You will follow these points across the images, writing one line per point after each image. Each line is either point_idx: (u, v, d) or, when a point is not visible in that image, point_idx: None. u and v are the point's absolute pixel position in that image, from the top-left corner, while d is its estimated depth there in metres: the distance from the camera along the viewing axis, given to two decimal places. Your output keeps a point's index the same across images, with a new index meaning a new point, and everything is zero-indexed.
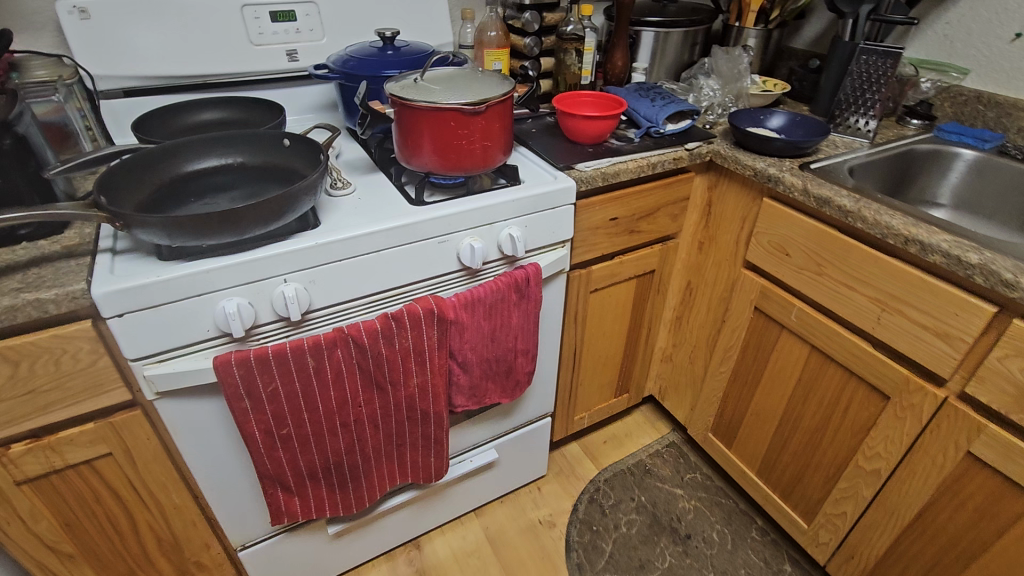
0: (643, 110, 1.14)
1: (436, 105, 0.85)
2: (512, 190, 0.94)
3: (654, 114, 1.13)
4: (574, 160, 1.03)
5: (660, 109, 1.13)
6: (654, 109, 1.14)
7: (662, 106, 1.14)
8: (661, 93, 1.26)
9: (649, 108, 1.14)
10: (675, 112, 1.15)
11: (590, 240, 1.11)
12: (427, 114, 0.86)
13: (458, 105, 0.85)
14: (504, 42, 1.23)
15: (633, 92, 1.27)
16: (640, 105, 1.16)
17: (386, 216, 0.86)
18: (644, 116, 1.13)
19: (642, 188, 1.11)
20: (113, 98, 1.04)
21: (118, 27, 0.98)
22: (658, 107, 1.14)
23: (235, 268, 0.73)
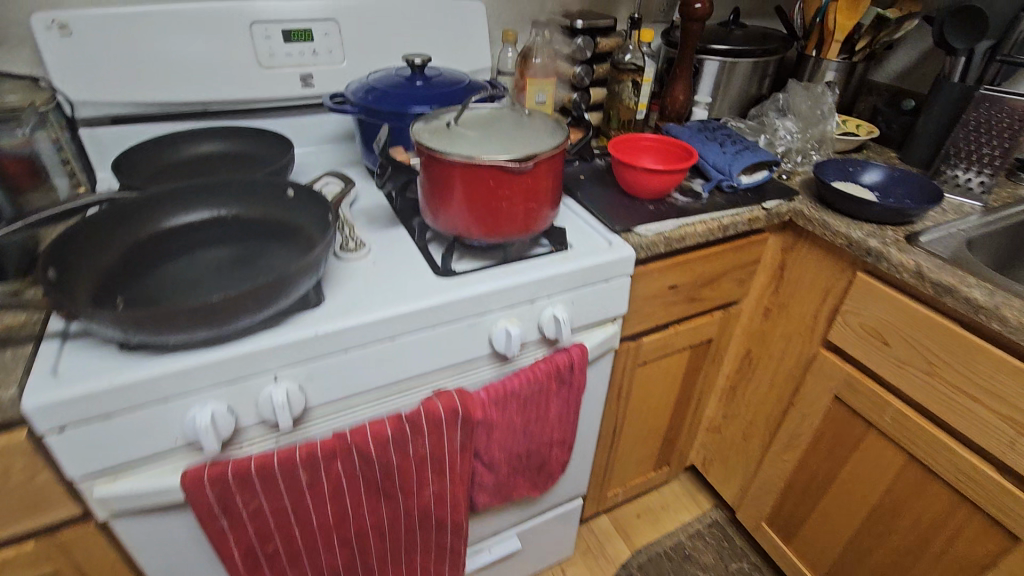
0: (713, 158, 0.96)
1: (473, 160, 0.68)
2: (559, 261, 0.77)
3: (727, 163, 0.94)
4: (632, 220, 0.86)
5: (734, 157, 0.95)
6: (727, 157, 0.95)
7: (737, 154, 0.96)
8: (731, 134, 1.08)
9: (721, 156, 0.96)
10: (753, 161, 0.96)
11: (644, 311, 0.94)
12: (461, 170, 0.70)
13: (501, 161, 0.68)
14: (550, 71, 1.06)
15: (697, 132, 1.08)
16: (710, 151, 0.98)
17: (405, 293, 0.70)
18: (714, 165, 0.95)
19: (708, 253, 0.94)
20: (99, 126, 0.90)
21: (106, 47, 0.84)
22: (732, 155, 0.96)
23: (213, 368, 0.58)
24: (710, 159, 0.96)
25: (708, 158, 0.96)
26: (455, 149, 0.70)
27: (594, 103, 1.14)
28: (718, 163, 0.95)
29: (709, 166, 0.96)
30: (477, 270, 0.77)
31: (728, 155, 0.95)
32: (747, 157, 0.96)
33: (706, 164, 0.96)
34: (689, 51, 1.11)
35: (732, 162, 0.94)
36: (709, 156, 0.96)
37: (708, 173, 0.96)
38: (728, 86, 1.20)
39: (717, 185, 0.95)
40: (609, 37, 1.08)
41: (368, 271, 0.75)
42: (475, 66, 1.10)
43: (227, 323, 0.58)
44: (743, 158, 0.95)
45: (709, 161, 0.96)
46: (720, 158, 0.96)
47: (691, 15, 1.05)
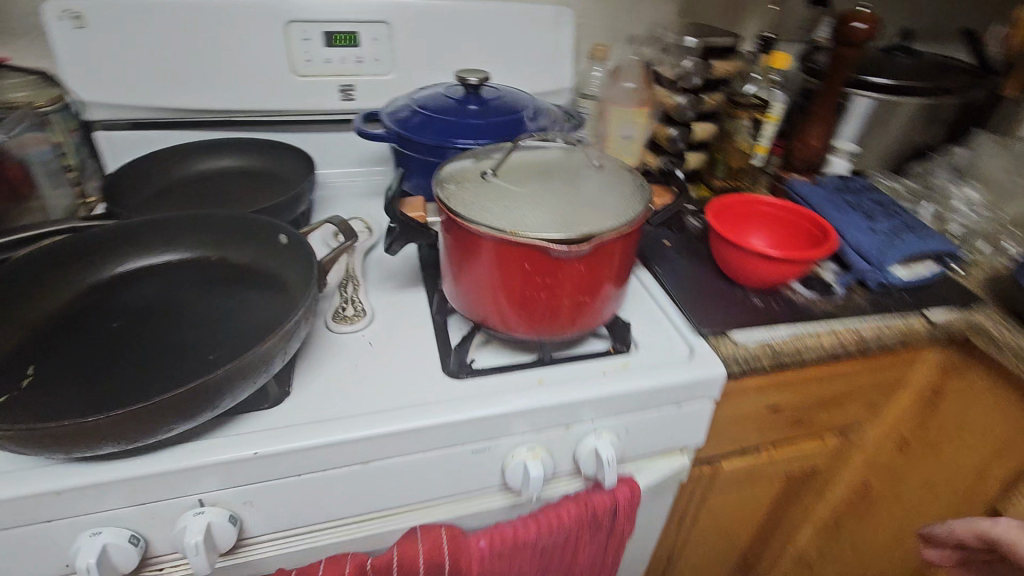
0: (856, 241, 0.70)
1: (506, 236, 0.49)
2: (613, 378, 0.56)
3: (879, 251, 0.68)
4: (729, 319, 0.62)
5: (888, 244, 0.68)
6: (878, 241, 0.69)
7: (892, 239, 0.69)
8: (884, 200, 0.79)
9: (868, 239, 0.69)
10: (916, 251, 0.69)
11: (729, 435, 0.69)
12: (490, 246, 0.50)
13: (544, 242, 0.48)
14: (643, 99, 0.83)
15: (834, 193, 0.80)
16: (851, 230, 0.71)
17: (393, 403, 0.52)
18: (858, 250, 0.69)
19: (832, 370, 0.67)
20: (116, 130, 0.80)
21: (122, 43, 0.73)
22: (885, 240, 0.69)
23: (115, 488, 0.44)
24: (851, 241, 0.70)
25: (849, 239, 0.71)
26: (486, 216, 0.50)
27: (696, 142, 0.88)
28: (863, 249, 0.69)
29: (848, 251, 0.70)
30: (500, 373, 0.57)
31: (880, 240, 0.69)
32: (908, 244, 0.69)
33: (844, 248, 0.70)
34: (837, 85, 0.83)
35: (885, 249, 0.68)
36: (850, 237, 0.71)
37: (845, 262, 0.70)
38: (883, 131, 0.91)
39: (858, 278, 0.68)
40: (733, 58, 0.82)
41: (359, 354, 0.57)
42: (550, 86, 0.91)
43: (147, 438, 0.45)
44: (901, 246, 0.68)
45: (850, 244, 0.70)
46: (867, 241, 0.69)
47: (848, 38, 0.78)
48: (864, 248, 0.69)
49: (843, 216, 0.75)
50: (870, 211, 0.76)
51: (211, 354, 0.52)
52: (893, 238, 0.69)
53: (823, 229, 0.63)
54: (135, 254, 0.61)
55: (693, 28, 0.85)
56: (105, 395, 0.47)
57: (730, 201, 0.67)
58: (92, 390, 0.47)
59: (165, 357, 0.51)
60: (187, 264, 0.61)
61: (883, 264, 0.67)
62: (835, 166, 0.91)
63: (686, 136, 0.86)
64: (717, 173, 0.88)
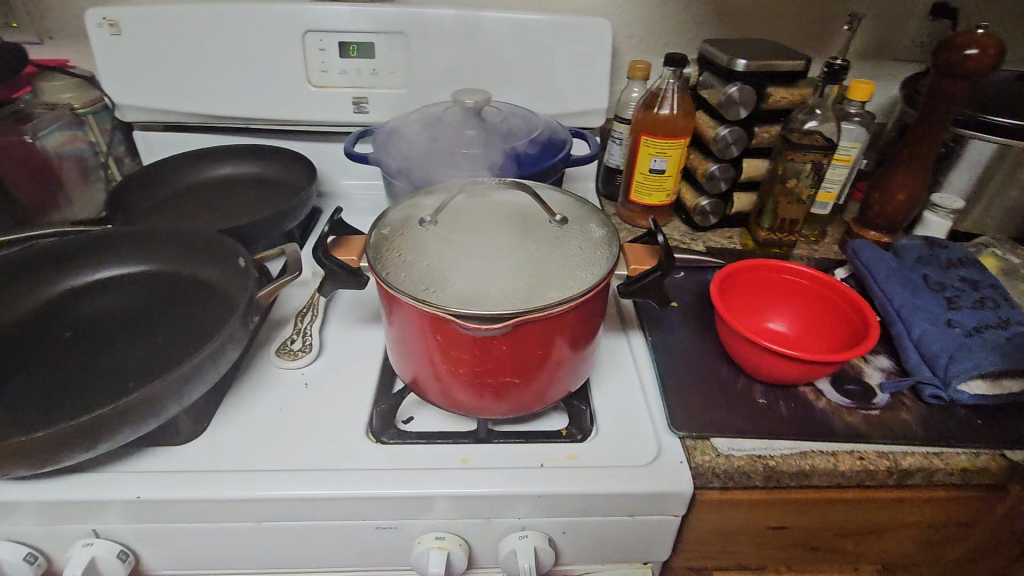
0: (921, 338, 0.55)
1: (415, 302, 0.42)
2: (548, 473, 0.47)
3: (948, 355, 0.52)
4: (718, 417, 0.50)
5: (965, 347, 0.52)
6: (952, 341, 0.53)
7: (973, 341, 0.53)
8: (980, 279, 0.61)
9: (937, 338, 0.54)
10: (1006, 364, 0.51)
11: (716, 551, 0.57)
12: (404, 309, 0.44)
13: (455, 316, 0.41)
14: (681, 130, 0.71)
15: (911, 264, 0.64)
16: (918, 322, 0.56)
17: (300, 461, 0.48)
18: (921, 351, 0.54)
19: (860, 499, 0.52)
20: (152, 130, 0.84)
21: (153, 50, 0.75)
22: (963, 340, 0.53)
23: (19, 508, 0.45)
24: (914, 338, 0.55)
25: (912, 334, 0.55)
26: (403, 273, 0.44)
27: (744, 181, 0.75)
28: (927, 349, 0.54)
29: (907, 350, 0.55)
30: (426, 442, 0.50)
31: (954, 340, 0.53)
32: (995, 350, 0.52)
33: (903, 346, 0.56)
34: (936, 124, 0.66)
35: (958, 355, 0.52)
36: (914, 332, 0.56)
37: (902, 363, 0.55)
38: (1006, 186, 0.70)
39: (912, 386, 0.52)
40: (797, 86, 0.68)
41: (291, 395, 0.54)
42: (581, 106, 0.81)
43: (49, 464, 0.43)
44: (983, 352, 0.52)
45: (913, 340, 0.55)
46: (936, 341, 0.54)
47: (953, 68, 0.60)
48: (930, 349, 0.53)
49: (914, 299, 0.59)
50: (953, 295, 0.59)
51: (133, 379, 0.51)
52: (974, 339, 0.53)
53: (863, 320, 0.49)
54: (112, 262, 0.62)
55: (754, 47, 0.71)
56: (23, 413, 0.47)
57: (748, 269, 0.55)
58: (13, 405, 0.48)
59: (92, 377, 0.51)
60: (156, 277, 0.62)
61: (948, 375, 0.51)
62: (930, 225, 0.72)
63: (730, 174, 0.73)
64: (763, 222, 0.73)
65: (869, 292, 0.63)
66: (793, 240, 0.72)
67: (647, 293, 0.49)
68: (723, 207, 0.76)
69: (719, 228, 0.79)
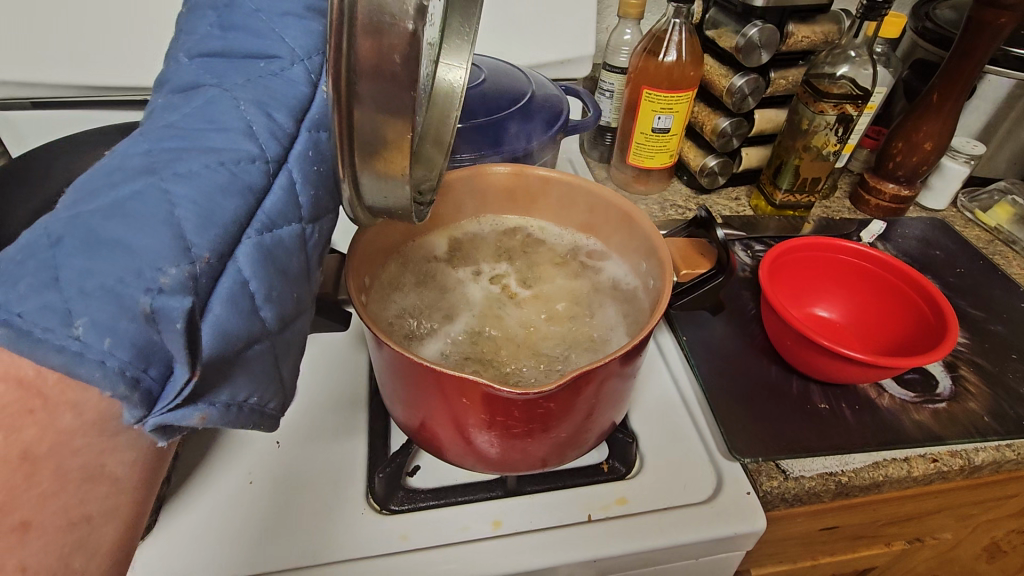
0: (232, 267, 0.24)
1: (344, 137, 0.23)
2: (596, 533, 0.39)
3: (29, 316, 0.19)
4: (779, 435, 0.44)
5: (85, 328, 0.20)
6: (307, 44, 0.29)
7: (8, 282, 0.19)
8: (217, 69, 0.27)
9: (144, 168, 0.23)
10: (228, 70, 0.27)
11: (769, 558, 0.52)
12: (397, 187, 0.25)
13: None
14: (690, 79, 0.60)
15: (165, 146, 0.24)
16: (63, 328, 0.19)
17: (280, 544, 0.37)
18: (270, 76, 0.27)
19: (921, 492, 0.48)
20: (16, 110, 0.64)
21: (8, 0, 0.57)
22: (116, 320, 0.20)
23: None
24: (235, 237, 0.24)
25: (214, 286, 0.23)
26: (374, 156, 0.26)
27: (756, 136, 0.66)
28: (182, 187, 0.23)
29: (253, 123, 0.26)
30: (445, 504, 0.40)
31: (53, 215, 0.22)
32: (127, 146, 0.24)
33: (316, 86, 0.29)
34: (968, 71, 0.58)
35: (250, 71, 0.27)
36: (25, 286, 0.19)
37: (175, 102, 0.26)
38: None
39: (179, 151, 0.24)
40: (819, 21, 0.59)
41: (255, 462, 0.42)
42: (562, 54, 0.69)
43: None
44: (97, 169, 0.23)
45: (155, 365, 0.21)
46: (155, 137, 0.25)
47: None
48: (179, 121, 0.25)
49: (202, 82, 0.26)
50: (153, 135, 0.25)
51: None
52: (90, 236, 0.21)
53: (933, 301, 0.44)
54: None
55: None
56: None
57: (794, 249, 0.49)
58: None
59: None
60: None
61: (101, 244, 0.21)
62: (949, 173, 0.67)
63: (742, 130, 0.63)
64: (781, 183, 0.64)
65: (212, 40, 0.28)
66: (813, 200, 0.65)
67: (687, 292, 0.47)
68: (732, 165, 0.67)
69: (725, 187, 0.71)
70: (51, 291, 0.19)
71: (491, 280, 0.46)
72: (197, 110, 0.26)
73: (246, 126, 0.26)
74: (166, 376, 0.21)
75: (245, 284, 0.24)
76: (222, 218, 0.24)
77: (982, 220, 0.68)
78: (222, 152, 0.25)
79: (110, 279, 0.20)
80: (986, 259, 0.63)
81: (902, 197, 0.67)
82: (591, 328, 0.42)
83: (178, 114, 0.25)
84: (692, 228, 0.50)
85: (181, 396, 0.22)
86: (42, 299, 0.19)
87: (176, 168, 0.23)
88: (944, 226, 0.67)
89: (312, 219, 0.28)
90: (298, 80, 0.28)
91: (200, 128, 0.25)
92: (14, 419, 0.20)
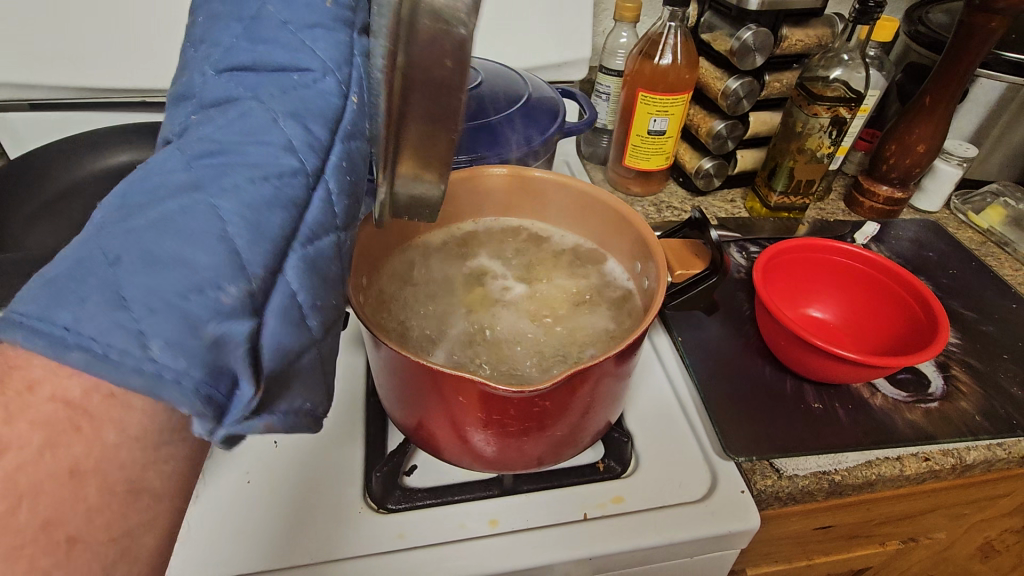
0: (281, 279, 0.23)
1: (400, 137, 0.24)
2: (593, 531, 0.39)
3: (97, 340, 0.19)
4: (774, 434, 0.44)
5: (160, 348, 0.19)
6: (338, 52, 0.25)
7: (76, 302, 0.19)
8: (248, 79, 0.24)
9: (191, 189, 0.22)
10: (265, 80, 0.24)
11: (764, 557, 0.52)
12: (431, 189, 0.26)
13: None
14: (685, 82, 0.61)
15: (206, 163, 0.23)
16: (139, 350, 0.19)
17: (278, 543, 0.38)
18: (306, 88, 0.24)
19: (914, 491, 0.49)
20: (15, 112, 0.65)
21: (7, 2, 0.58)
22: (188, 340, 0.20)
23: None
24: (282, 251, 0.23)
25: (268, 301, 0.22)
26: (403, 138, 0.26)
27: (751, 138, 0.67)
28: (229, 202, 0.22)
29: (294, 137, 0.24)
30: (442, 503, 0.41)
31: (98, 237, 0.20)
32: (165, 162, 0.23)
33: (347, 95, 0.25)
34: (959, 75, 0.59)
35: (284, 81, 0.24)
36: (91, 310, 0.19)
37: (210, 116, 0.24)
38: (1014, 126, 0.66)
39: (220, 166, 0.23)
40: (813, 25, 0.59)
41: (255, 461, 0.42)
42: (559, 58, 0.69)
43: None
44: (140, 187, 0.22)
45: (225, 380, 0.21)
46: (192, 153, 0.23)
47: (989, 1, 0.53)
48: (216, 137, 0.23)
49: (235, 92, 0.24)
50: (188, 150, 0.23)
51: None
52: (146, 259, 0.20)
53: (924, 302, 0.45)
54: None
55: None
56: None
57: (789, 248, 0.50)
58: None
59: None
60: None
61: (156, 267, 0.20)
62: (941, 175, 0.68)
63: (736, 132, 0.64)
64: (775, 185, 0.65)
65: (238, 47, 0.24)
66: (808, 202, 0.66)
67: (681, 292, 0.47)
68: (727, 167, 0.68)
69: (720, 189, 0.72)
70: (120, 312, 0.19)
71: (488, 280, 0.46)
72: (232, 122, 0.23)
73: (287, 142, 0.24)
74: (232, 392, 0.21)
75: (294, 297, 0.23)
76: (270, 232, 0.22)
77: (974, 222, 0.69)
78: (266, 166, 0.23)
79: (174, 301, 0.20)
80: (979, 261, 0.63)
81: (895, 199, 0.68)
82: (585, 326, 0.42)
83: (208, 127, 0.24)
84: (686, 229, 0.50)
85: (249, 411, 0.21)
86: (108, 324, 0.19)
87: (221, 184, 0.22)
88: (937, 228, 0.68)
89: (350, 225, 0.26)
90: (331, 92, 0.25)
91: (238, 143, 0.23)
92: (65, 440, 0.20)
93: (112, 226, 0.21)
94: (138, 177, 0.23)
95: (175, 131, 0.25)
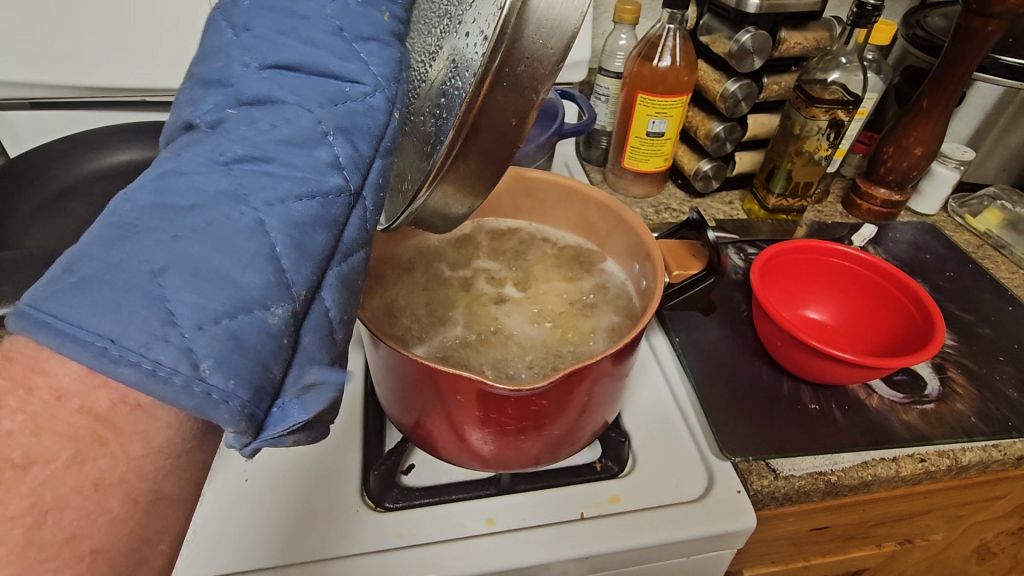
0: (318, 298, 0.24)
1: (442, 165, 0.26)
2: (589, 531, 0.39)
3: (141, 352, 0.19)
4: (770, 435, 0.44)
5: (211, 369, 0.20)
6: (388, 69, 0.27)
7: (120, 314, 0.19)
8: (289, 80, 0.25)
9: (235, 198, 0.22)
10: (309, 87, 0.25)
11: (760, 558, 0.52)
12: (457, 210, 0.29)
13: (503, 41, 0.23)
14: (684, 83, 0.61)
15: (247, 169, 0.23)
16: (188, 369, 0.19)
17: (275, 542, 0.38)
18: (354, 104, 0.26)
19: (909, 492, 0.49)
20: (17, 110, 0.65)
21: None
22: (235, 362, 0.20)
23: None
24: (322, 268, 0.24)
25: (306, 320, 0.24)
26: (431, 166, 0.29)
27: (749, 140, 0.67)
28: (275, 218, 0.23)
29: (340, 154, 0.25)
30: (439, 502, 0.41)
31: (139, 240, 0.20)
32: (203, 160, 0.23)
33: (391, 112, 0.27)
34: (958, 78, 0.59)
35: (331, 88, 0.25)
36: (138, 323, 0.19)
37: (248, 115, 0.24)
38: (1011, 129, 0.67)
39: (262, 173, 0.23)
40: (811, 28, 0.59)
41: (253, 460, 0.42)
42: None
43: None
44: (176, 187, 0.22)
45: (267, 399, 0.21)
46: (231, 155, 0.23)
47: (986, 5, 0.53)
48: (256, 141, 0.24)
49: (275, 95, 0.24)
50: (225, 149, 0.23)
51: None
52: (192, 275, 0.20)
53: (920, 303, 0.45)
54: None
55: None
56: None
57: (786, 251, 0.50)
58: None
59: None
60: None
61: (202, 281, 0.20)
62: (939, 178, 0.68)
63: (735, 134, 0.64)
64: (774, 187, 0.65)
65: (286, 44, 0.25)
66: (806, 204, 0.66)
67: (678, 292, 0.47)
68: (725, 169, 0.68)
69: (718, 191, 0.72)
70: (169, 329, 0.19)
71: (487, 281, 0.47)
72: (273, 128, 0.24)
73: (330, 157, 0.25)
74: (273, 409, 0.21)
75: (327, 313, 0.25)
76: (313, 251, 0.23)
77: (971, 225, 0.69)
78: (309, 182, 0.24)
79: (222, 322, 0.20)
80: (976, 263, 0.64)
81: (893, 202, 0.68)
82: (583, 326, 0.43)
83: (246, 124, 0.24)
84: (683, 229, 0.50)
85: (290, 430, 0.22)
86: (156, 339, 0.19)
87: (265, 193, 0.23)
88: (933, 231, 0.68)
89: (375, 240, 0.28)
90: (379, 108, 0.26)
91: (281, 151, 0.24)
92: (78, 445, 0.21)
93: (151, 230, 0.21)
94: (172, 171, 0.23)
95: (207, 121, 0.24)
